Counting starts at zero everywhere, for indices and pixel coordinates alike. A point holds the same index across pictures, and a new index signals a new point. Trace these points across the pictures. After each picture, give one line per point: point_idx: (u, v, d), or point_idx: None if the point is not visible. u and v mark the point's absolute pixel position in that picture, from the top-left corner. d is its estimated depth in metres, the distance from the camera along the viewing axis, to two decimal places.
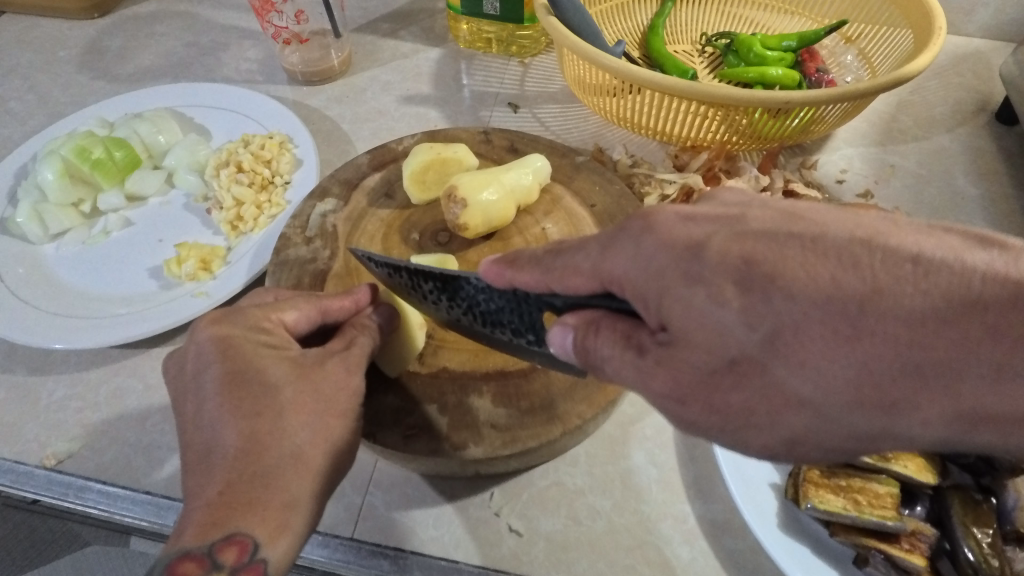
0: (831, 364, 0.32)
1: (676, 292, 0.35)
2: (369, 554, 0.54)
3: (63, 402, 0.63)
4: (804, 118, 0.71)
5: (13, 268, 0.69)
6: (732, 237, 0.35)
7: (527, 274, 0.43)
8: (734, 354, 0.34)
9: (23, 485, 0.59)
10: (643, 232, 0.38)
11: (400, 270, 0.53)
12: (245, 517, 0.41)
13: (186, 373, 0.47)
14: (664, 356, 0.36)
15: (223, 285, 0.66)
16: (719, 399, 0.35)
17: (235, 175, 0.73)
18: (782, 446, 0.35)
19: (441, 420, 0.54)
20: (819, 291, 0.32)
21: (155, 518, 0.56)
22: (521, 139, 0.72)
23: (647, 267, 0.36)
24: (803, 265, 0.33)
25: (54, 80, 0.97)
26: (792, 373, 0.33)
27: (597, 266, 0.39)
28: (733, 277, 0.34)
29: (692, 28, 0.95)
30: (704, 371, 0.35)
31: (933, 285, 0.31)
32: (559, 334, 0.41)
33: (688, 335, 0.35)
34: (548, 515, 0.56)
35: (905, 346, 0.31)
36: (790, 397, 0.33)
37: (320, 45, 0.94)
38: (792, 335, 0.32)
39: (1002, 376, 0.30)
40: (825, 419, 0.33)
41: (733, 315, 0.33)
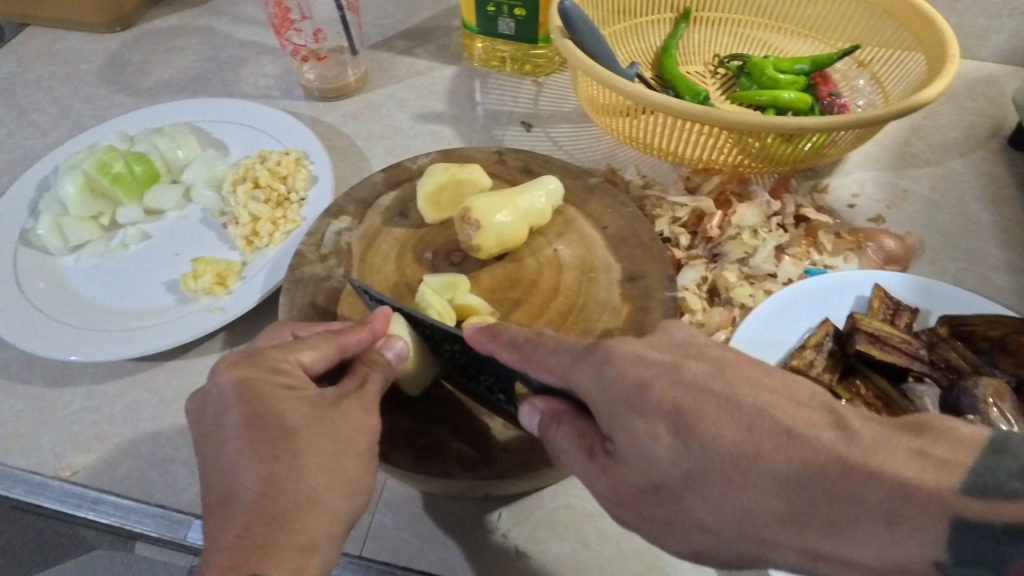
0: (724, 503, 0.35)
1: (623, 421, 0.39)
2: (378, 573, 0.54)
3: (79, 414, 0.64)
4: (816, 143, 0.72)
5: (33, 280, 0.70)
6: (671, 382, 0.38)
7: (507, 354, 0.46)
8: (658, 482, 0.38)
9: (38, 496, 0.59)
10: (604, 362, 0.41)
11: (393, 310, 0.57)
12: (264, 558, 0.41)
13: (206, 420, 0.48)
14: (607, 466, 0.40)
15: (238, 300, 0.67)
16: (647, 510, 0.40)
17: (252, 192, 0.75)
18: (690, 554, 0.39)
19: (453, 442, 0.54)
20: (723, 447, 0.35)
21: (168, 532, 0.57)
22: (535, 160, 0.73)
23: (603, 390, 0.40)
24: (717, 419, 0.36)
25: (76, 92, 0.99)
26: (699, 506, 0.36)
27: (566, 371, 0.43)
28: (666, 416, 0.37)
29: (705, 50, 0.96)
30: (634, 487, 0.39)
31: (814, 454, 0.33)
32: (527, 414, 0.46)
33: (626, 456, 0.39)
34: (557, 538, 0.56)
35: (778, 496, 0.34)
36: (699, 522, 0.37)
37: (337, 62, 0.96)
38: (701, 477, 0.36)
39: (850, 533, 0.32)
40: (722, 544, 0.37)
41: (661, 451, 0.37)
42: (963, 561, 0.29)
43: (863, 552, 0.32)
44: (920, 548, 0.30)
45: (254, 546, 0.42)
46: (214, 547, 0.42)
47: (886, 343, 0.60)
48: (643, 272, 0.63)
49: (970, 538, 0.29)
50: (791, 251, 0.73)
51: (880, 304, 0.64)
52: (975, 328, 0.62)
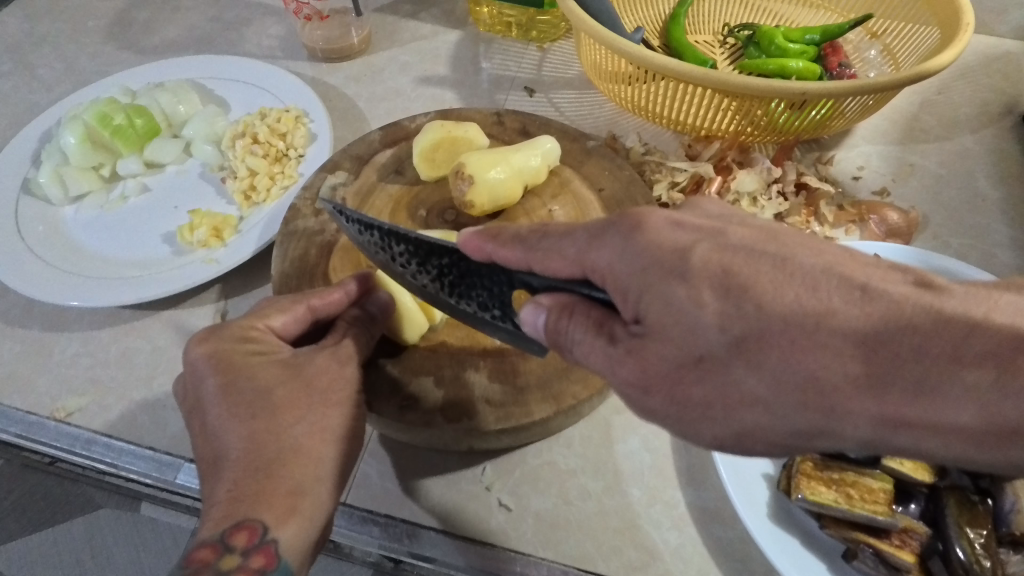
0: (786, 367, 0.33)
1: (662, 289, 0.36)
2: (361, 520, 0.55)
3: (75, 358, 0.65)
4: (823, 111, 0.70)
5: (33, 227, 0.71)
6: (715, 247, 0.37)
7: (510, 250, 0.44)
8: (702, 352, 0.35)
9: (33, 436, 0.61)
10: (634, 230, 0.38)
11: (373, 228, 0.52)
12: (256, 506, 0.42)
13: (181, 397, 0.49)
14: (634, 347, 0.38)
15: (233, 253, 0.68)
16: (682, 392, 0.37)
17: (250, 146, 0.75)
18: (727, 440, 0.37)
19: (435, 393, 0.54)
20: (785, 306, 0.34)
21: (158, 474, 0.58)
22: (533, 122, 0.72)
23: (630, 263, 0.38)
24: (777, 281, 0.34)
25: (82, 49, 0.99)
26: (752, 375, 0.34)
27: (582, 255, 0.40)
28: (713, 284, 0.35)
29: (714, 19, 0.94)
30: (671, 365, 0.36)
31: (885, 309, 0.32)
32: (531, 313, 0.43)
33: (664, 328, 0.36)
34: (538, 493, 0.56)
35: (844, 359, 0.32)
36: (748, 396, 0.35)
37: (341, 24, 0.95)
38: (759, 341, 0.34)
39: (935, 393, 0.31)
40: (779, 418, 0.35)
41: (710, 317, 0.35)
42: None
43: (956, 414, 0.31)
44: (1015, 401, 0.30)
45: (245, 498, 0.42)
46: (213, 503, 0.43)
47: None
48: None
49: None
50: (790, 220, 0.73)
51: None
52: None
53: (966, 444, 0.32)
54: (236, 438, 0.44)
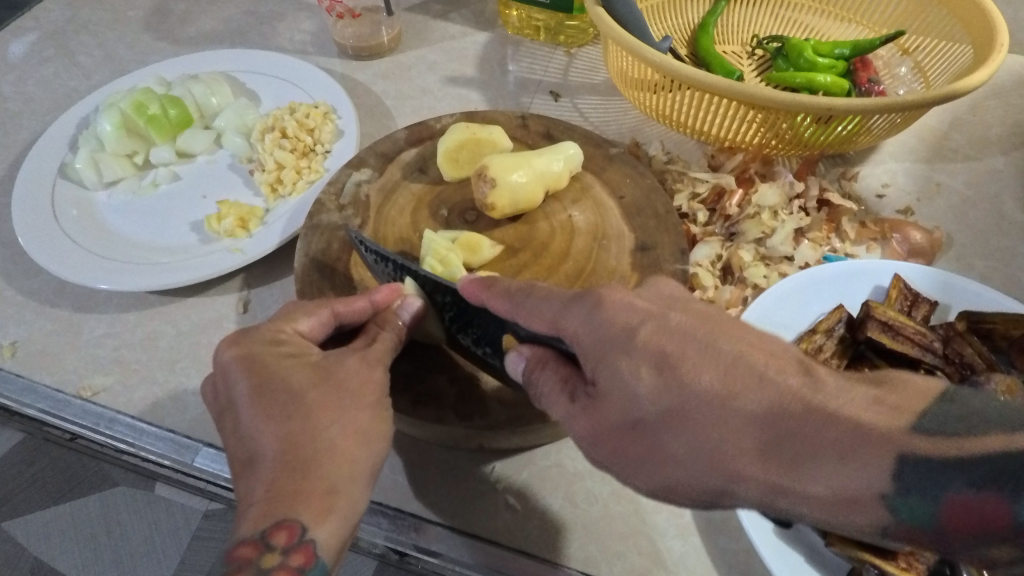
0: (697, 438, 0.36)
1: (608, 360, 0.39)
2: (370, 511, 0.56)
3: (102, 339, 0.67)
4: (851, 127, 0.70)
5: (67, 209, 0.74)
6: (658, 329, 0.39)
7: (499, 302, 0.48)
8: (637, 416, 0.38)
9: (59, 413, 0.63)
10: (596, 306, 0.41)
11: (389, 261, 0.59)
12: (294, 506, 0.43)
13: (211, 399, 0.50)
14: (589, 405, 0.41)
15: (257, 244, 0.69)
16: (622, 448, 0.39)
17: (278, 140, 0.77)
18: (658, 494, 0.39)
19: (449, 390, 0.55)
20: (701, 387, 0.36)
21: (177, 455, 0.59)
22: (558, 126, 0.73)
23: (593, 331, 0.41)
24: (699, 362, 0.36)
25: (120, 38, 1.02)
26: (674, 440, 0.37)
27: (557, 317, 0.44)
28: (650, 359, 0.38)
29: (743, 30, 0.93)
30: (612, 425, 0.39)
31: (778, 395, 0.34)
32: (513, 360, 0.47)
33: (608, 392, 0.39)
34: (546, 494, 0.57)
35: (748, 433, 0.34)
36: (670, 457, 0.37)
37: (371, 21, 0.96)
38: (677, 413, 0.36)
39: (804, 467, 0.32)
40: (692, 477, 0.37)
41: (642, 389, 0.37)
42: (906, 490, 0.30)
43: (814, 486, 0.32)
44: (865, 480, 0.31)
45: (284, 497, 0.43)
46: (251, 501, 0.44)
47: (898, 333, 0.57)
48: (654, 244, 0.63)
49: (917, 472, 0.30)
50: (811, 235, 0.72)
51: (898, 295, 0.62)
52: (995, 326, 0.59)
53: (829, 514, 0.32)
54: (270, 437, 0.45)
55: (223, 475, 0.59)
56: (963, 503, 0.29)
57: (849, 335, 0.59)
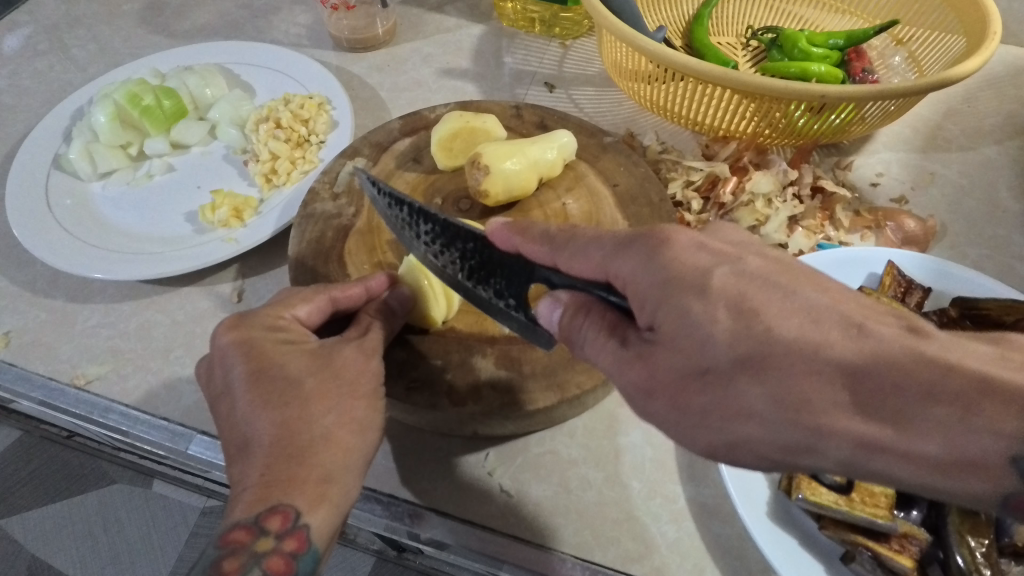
0: (784, 384, 0.34)
1: (678, 300, 0.37)
2: (364, 498, 0.56)
3: (96, 328, 0.67)
4: (844, 116, 0.70)
5: (62, 200, 0.74)
6: (733, 274, 0.37)
7: (536, 245, 0.47)
8: (707, 365, 0.36)
9: (53, 401, 0.63)
10: (659, 245, 0.40)
11: (404, 205, 0.55)
12: (288, 492, 0.43)
13: (206, 382, 0.50)
14: (645, 353, 0.39)
15: (252, 233, 0.69)
16: (683, 400, 0.37)
17: (273, 131, 0.76)
18: (718, 450, 0.37)
19: (442, 376, 0.55)
20: (790, 333, 0.34)
21: (170, 444, 0.59)
22: (552, 116, 0.73)
23: (653, 276, 0.39)
24: (784, 312, 0.35)
25: (116, 31, 1.02)
26: (753, 390, 0.34)
27: (606, 261, 0.42)
28: (729, 301, 0.36)
29: (738, 21, 0.94)
30: (676, 374, 0.37)
31: (880, 347, 0.33)
32: (547, 307, 0.46)
33: (675, 338, 0.37)
34: (540, 480, 0.57)
35: (842, 386, 0.33)
36: (745, 409, 0.35)
37: (367, 14, 0.96)
38: (763, 359, 0.34)
39: (908, 422, 0.31)
40: (769, 433, 0.35)
41: (720, 333, 0.35)
42: None
43: (925, 445, 0.31)
44: (986, 437, 0.29)
45: (278, 482, 0.43)
46: (244, 486, 0.44)
47: None
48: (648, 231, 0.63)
49: None
50: (804, 223, 0.73)
51: (892, 282, 0.62)
52: (989, 315, 0.58)
53: (930, 474, 0.31)
54: (265, 422, 0.45)
55: (216, 462, 0.59)
56: None
57: None
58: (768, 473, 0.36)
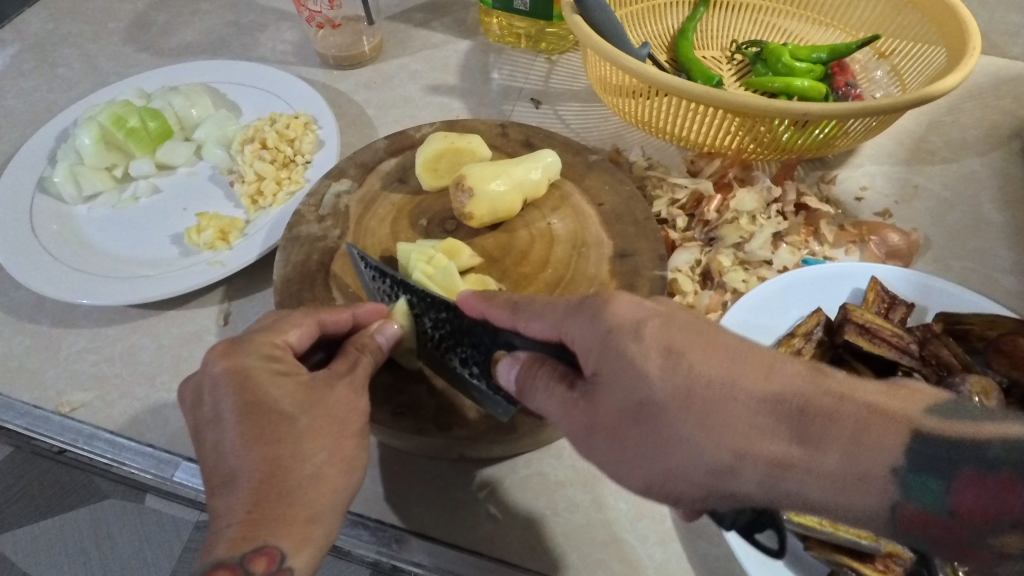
0: (706, 414, 0.36)
1: (618, 344, 0.40)
2: (351, 524, 0.56)
3: (81, 353, 0.67)
4: (827, 131, 0.70)
5: (47, 224, 0.73)
6: (664, 322, 0.40)
7: (499, 309, 0.50)
8: (641, 399, 0.38)
9: (38, 429, 0.62)
10: (603, 304, 0.42)
11: (387, 277, 0.59)
12: (275, 532, 0.43)
13: (190, 404, 0.49)
14: (588, 394, 0.41)
15: (238, 256, 0.69)
16: (621, 433, 0.39)
17: (259, 151, 0.76)
18: (656, 481, 0.38)
19: (428, 401, 0.55)
20: (710, 372, 0.37)
21: (156, 471, 0.59)
22: (537, 134, 0.73)
23: (596, 327, 0.41)
24: (705, 351, 0.38)
25: (102, 50, 1.02)
26: (680, 420, 0.36)
27: (558, 323, 0.45)
28: (660, 346, 0.38)
29: (722, 35, 0.94)
30: (617, 409, 0.39)
31: (789, 378, 0.35)
32: (505, 367, 0.47)
33: (613, 377, 0.39)
34: (527, 503, 0.57)
35: (755, 414, 0.35)
36: (673, 437, 0.37)
37: (353, 31, 0.96)
38: (687, 392, 0.36)
39: (812, 440, 0.33)
40: (697, 460, 0.36)
41: (652, 369, 0.38)
42: (921, 468, 0.31)
43: (825, 461, 0.32)
44: (879, 454, 0.31)
45: (262, 520, 0.43)
46: (229, 521, 0.43)
47: (875, 336, 0.57)
48: (633, 251, 0.64)
49: (932, 448, 0.31)
50: (790, 239, 0.73)
51: (874, 297, 0.63)
52: (972, 328, 0.59)
53: (834, 493, 0.32)
54: (255, 457, 0.44)
55: (202, 489, 0.58)
56: (976, 485, 0.30)
57: (827, 338, 0.59)
58: (704, 506, 0.37)
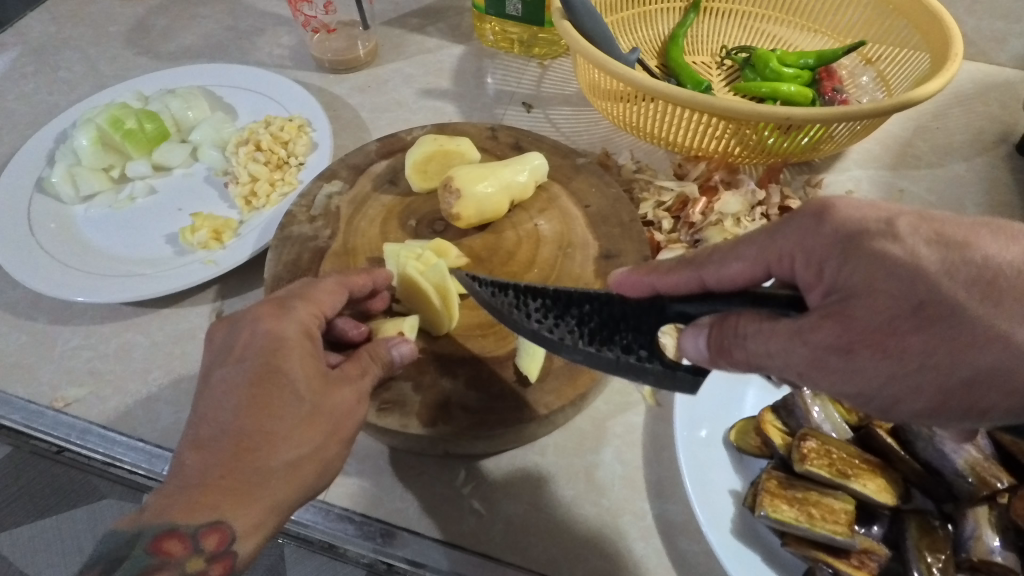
0: (1021, 308, 0.33)
1: (873, 245, 0.35)
2: (337, 518, 0.57)
3: (76, 350, 0.68)
4: (813, 135, 0.72)
5: (45, 223, 0.75)
6: (919, 217, 0.36)
7: (677, 273, 0.43)
8: (924, 299, 0.33)
9: (32, 423, 0.63)
10: (822, 211, 0.38)
11: (508, 289, 0.49)
12: (232, 511, 0.42)
13: (217, 340, 0.48)
14: (833, 310, 0.35)
15: (230, 255, 0.70)
16: (896, 344, 0.34)
17: (253, 153, 0.78)
18: (949, 391, 0.34)
19: (414, 398, 0.56)
20: (1010, 261, 0.34)
21: (148, 465, 0.60)
22: (526, 137, 0.74)
23: (822, 236, 0.37)
24: (996, 243, 0.34)
25: (102, 53, 1.03)
26: (987, 318, 0.33)
27: (763, 251, 0.39)
28: (926, 238, 0.35)
29: (712, 41, 0.95)
30: (887, 317, 0.34)
31: None
32: (690, 338, 0.41)
33: (874, 284, 0.34)
34: (510, 498, 0.58)
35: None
36: (977, 338, 0.33)
37: (348, 36, 0.98)
38: (991, 287, 0.33)
39: None
40: (1014, 362, 0.32)
41: (933, 265, 0.34)
42: None
43: None
44: None
45: (230, 493, 0.42)
46: (197, 481, 0.42)
47: None
48: (619, 252, 0.65)
49: None
50: None
51: None
52: None
53: None
54: (249, 423, 0.43)
55: None
56: None
57: None
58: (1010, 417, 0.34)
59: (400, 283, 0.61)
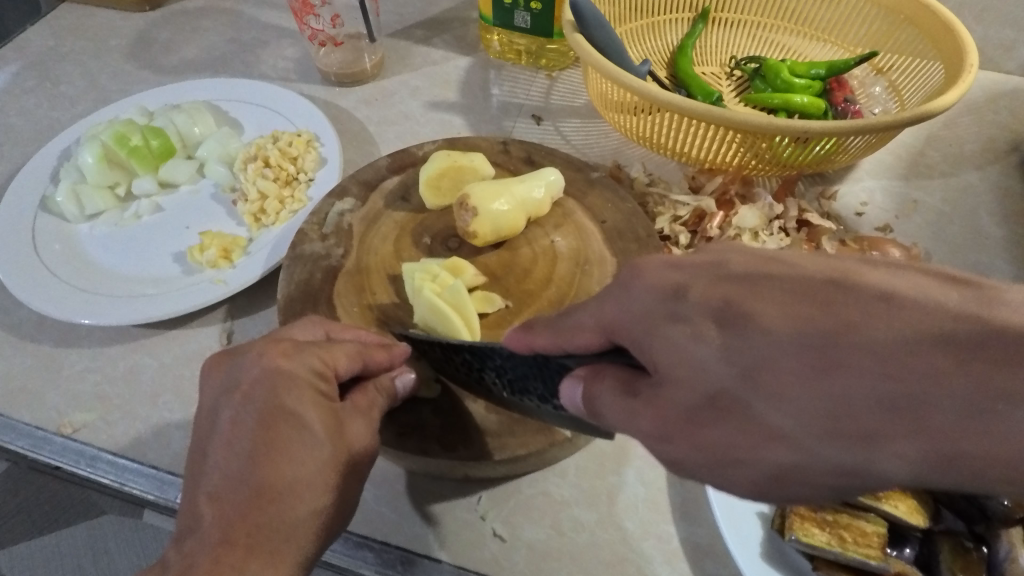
0: (808, 399, 0.29)
1: (661, 329, 0.34)
2: (356, 545, 0.56)
3: (83, 373, 0.67)
4: (827, 147, 0.71)
5: (50, 243, 0.73)
6: (713, 280, 0.34)
7: (542, 336, 0.42)
8: (714, 390, 0.31)
9: (39, 450, 0.62)
10: (633, 278, 0.37)
11: (434, 346, 0.55)
12: (264, 564, 0.42)
13: (213, 384, 0.48)
14: (651, 395, 0.34)
15: (240, 275, 0.69)
16: (700, 437, 0.32)
17: (261, 169, 0.77)
18: (770, 487, 0.31)
19: (433, 422, 0.55)
20: (788, 333, 0.30)
21: (160, 492, 0.59)
22: (539, 151, 0.73)
23: (631, 308, 0.36)
24: (781, 306, 0.31)
25: (104, 67, 1.02)
26: (772, 410, 0.30)
27: (599, 320, 0.38)
28: (711, 313, 0.32)
29: (721, 51, 0.95)
30: (686, 410, 0.32)
31: (914, 319, 0.28)
32: (570, 387, 0.40)
33: (677, 372, 0.33)
34: (532, 523, 0.57)
35: (868, 379, 0.28)
36: (772, 432, 0.30)
37: (354, 48, 0.97)
38: (770, 371, 0.30)
39: (946, 407, 0.26)
40: (811, 462, 0.30)
41: (712, 349, 0.31)
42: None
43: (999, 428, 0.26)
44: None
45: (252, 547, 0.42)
46: (218, 537, 0.42)
47: None
48: None
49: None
50: None
51: None
52: None
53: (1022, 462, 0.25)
54: (268, 470, 0.43)
55: None
56: None
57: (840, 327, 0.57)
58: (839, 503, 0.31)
59: (415, 306, 0.60)
